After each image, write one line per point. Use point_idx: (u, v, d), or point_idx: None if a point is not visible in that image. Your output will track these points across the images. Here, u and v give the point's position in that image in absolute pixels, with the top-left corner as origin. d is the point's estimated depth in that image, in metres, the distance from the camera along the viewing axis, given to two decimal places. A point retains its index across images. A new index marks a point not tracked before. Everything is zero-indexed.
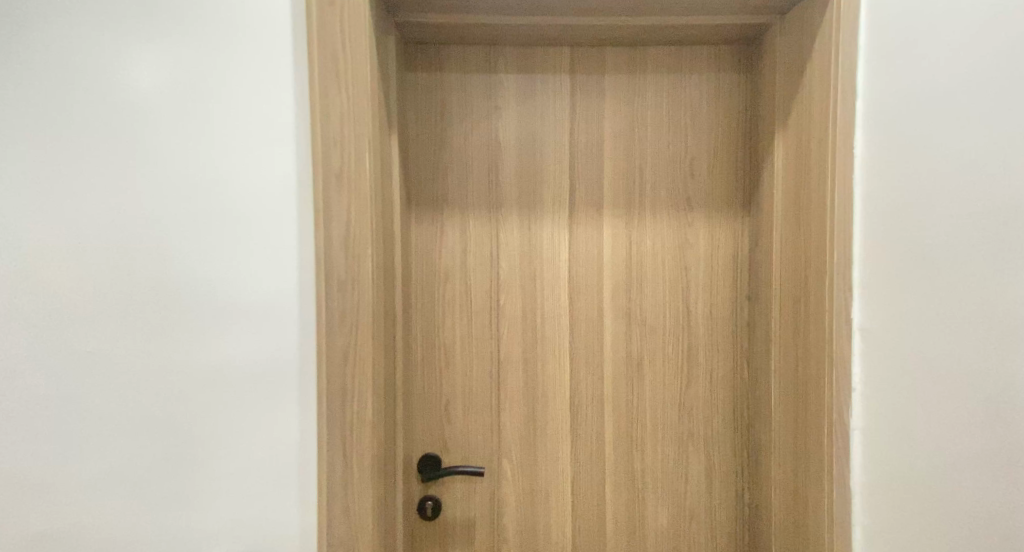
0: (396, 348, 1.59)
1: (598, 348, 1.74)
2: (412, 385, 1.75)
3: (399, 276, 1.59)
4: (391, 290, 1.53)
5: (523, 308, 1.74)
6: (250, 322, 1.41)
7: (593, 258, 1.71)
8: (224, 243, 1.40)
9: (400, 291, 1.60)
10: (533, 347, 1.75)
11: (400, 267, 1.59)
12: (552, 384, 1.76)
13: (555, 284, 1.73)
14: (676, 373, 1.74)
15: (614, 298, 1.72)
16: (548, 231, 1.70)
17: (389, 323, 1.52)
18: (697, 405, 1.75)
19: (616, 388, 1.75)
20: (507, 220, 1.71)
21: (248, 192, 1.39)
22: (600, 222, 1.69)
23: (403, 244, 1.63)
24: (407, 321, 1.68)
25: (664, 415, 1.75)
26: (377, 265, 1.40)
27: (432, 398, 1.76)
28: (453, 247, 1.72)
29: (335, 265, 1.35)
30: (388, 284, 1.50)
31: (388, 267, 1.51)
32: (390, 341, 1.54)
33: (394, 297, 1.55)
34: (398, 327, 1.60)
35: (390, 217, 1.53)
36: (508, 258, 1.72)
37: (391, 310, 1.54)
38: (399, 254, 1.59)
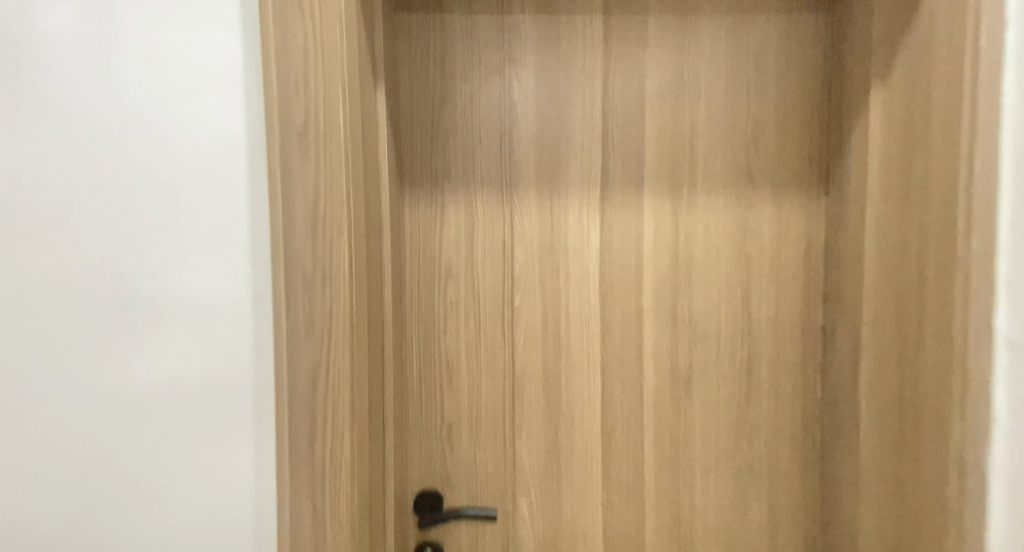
0: (383, 361, 1.26)
1: (636, 359, 1.42)
2: (407, 406, 1.43)
3: (388, 269, 1.26)
4: (376, 288, 1.21)
5: (544, 311, 1.41)
6: (193, 326, 1.11)
7: (630, 248, 1.38)
8: (165, 229, 1.09)
9: (388, 289, 1.27)
10: (556, 358, 1.42)
11: (388, 259, 1.26)
12: (579, 404, 1.43)
13: (582, 280, 1.40)
14: (732, 390, 1.41)
15: (656, 297, 1.39)
16: (575, 216, 1.38)
17: (374, 330, 1.19)
18: (759, 430, 1.42)
19: (659, 409, 1.43)
20: (523, 202, 1.38)
21: (191, 163, 1.08)
22: (638, 203, 1.36)
23: (393, 231, 1.30)
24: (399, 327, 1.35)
25: (717, 442, 1.43)
26: (358, 254, 1.07)
27: (432, 421, 1.44)
28: (458, 235, 1.39)
29: (300, 254, 1.02)
30: (371, 279, 1.17)
31: (373, 258, 1.18)
32: (376, 352, 1.21)
33: (379, 297, 1.22)
34: (384, 334, 1.27)
35: (377, 195, 1.20)
36: (525, 250, 1.39)
37: (377, 312, 1.21)
38: (388, 242, 1.26)
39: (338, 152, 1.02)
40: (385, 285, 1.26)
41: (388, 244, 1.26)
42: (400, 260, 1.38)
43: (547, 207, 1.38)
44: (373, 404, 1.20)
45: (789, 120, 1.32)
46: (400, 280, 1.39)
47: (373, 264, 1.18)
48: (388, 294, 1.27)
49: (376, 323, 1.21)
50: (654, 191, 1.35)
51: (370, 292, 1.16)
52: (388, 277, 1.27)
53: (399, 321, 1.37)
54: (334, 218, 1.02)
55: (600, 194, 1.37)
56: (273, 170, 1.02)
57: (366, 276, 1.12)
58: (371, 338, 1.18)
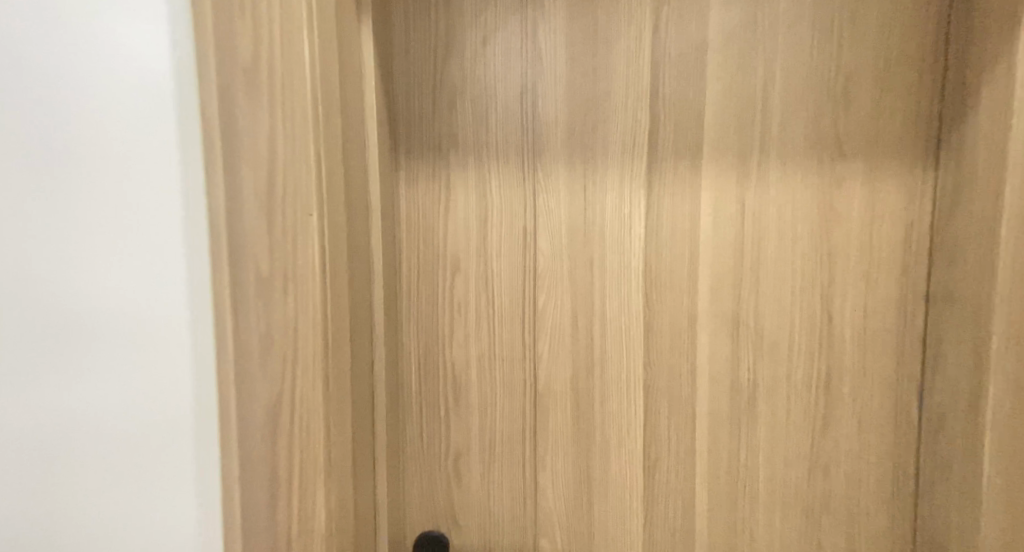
0: (372, 380, 0.99)
1: (687, 373, 1.15)
2: (404, 425, 1.20)
3: (379, 263, 0.99)
4: (362, 288, 0.93)
5: (574, 313, 1.15)
6: (121, 311, 0.91)
7: (682, 236, 1.10)
8: (82, 196, 0.90)
9: (377, 289, 0.99)
10: (587, 371, 1.17)
11: (378, 251, 0.99)
12: (614, 427, 1.18)
13: (622, 278, 1.13)
14: (804, 413, 1.14)
15: (714, 296, 1.12)
16: (613, 195, 1.10)
17: (358, 342, 0.91)
18: (839, 462, 1.15)
19: (713, 434, 1.16)
20: (548, 178, 1.11)
21: (112, 120, 0.87)
22: (693, 179, 1.08)
23: (386, 215, 1.05)
24: (391, 335, 1.08)
25: (784, 476, 1.16)
26: (336, 245, 0.79)
27: (436, 445, 1.20)
28: (467, 220, 1.13)
29: (253, 245, 0.75)
30: (354, 276, 0.89)
31: (357, 249, 0.90)
32: (361, 370, 0.93)
33: (365, 299, 0.95)
34: (373, 346, 0.99)
35: (362, 168, 0.92)
36: (551, 236, 1.13)
37: (362, 319, 0.93)
38: (376, 229, 0.98)
39: (302, 103, 0.74)
40: (375, 284, 0.99)
41: (378, 232, 0.98)
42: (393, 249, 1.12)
43: (577, 184, 1.11)
44: (361, 435, 0.94)
45: (890, 73, 1.03)
46: (395, 276, 1.14)
47: (356, 257, 0.90)
48: (379, 296, 1.00)
49: (362, 333, 0.93)
50: (714, 165, 1.07)
51: (353, 294, 0.88)
52: (378, 273, 0.99)
53: (392, 327, 1.11)
54: (299, 195, 0.75)
55: (647, 169, 1.09)
56: (211, 129, 0.75)
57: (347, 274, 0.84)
58: (355, 353, 0.90)
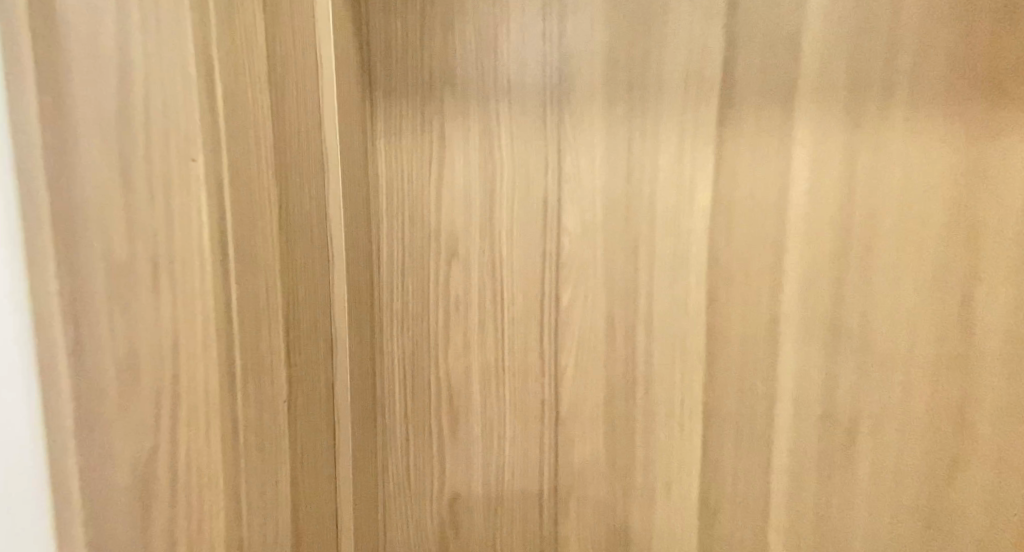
0: (330, 404, 0.71)
1: (756, 385, 0.89)
2: (383, 462, 0.91)
3: (338, 241, 0.71)
4: (308, 274, 0.65)
5: (610, 312, 0.88)
6: None
7: (758, 205, 0.85)
8: None
9: (339, 277, 0.72)
10: (626, 386, 0.89)
11: (337, 225, 0.71)
12: (661, 460, 0.90)
13: (677, 260, 0.86)
14: (901, 435, 0.90)
15: (796, 284, 0.87)
16: (670, 155, 0.84)
17: (303, 353, 0.63)
18: (958, 496, 0.90)
19: (796, 464, 0.91)
20: (579, 128, 0.84)
21: None
22: (778, 129, 0.83)
23: (350, 176, 0.75)
24: (362, 340, 0.80)
25: (887, 514, 0.92)
26: (246, 213, 0.51)
27: (424, 485, 0.92)
28: (468, 187, 0.85)
29: (80, 217, 0.39)
30: (291, 258, 0.61)
31: (297, 218, 0.62)
32: (310, 391, 0.65)
33: (323, 287, 0.69)
34: (331, 358, 0.71)
35: (311, 104, 0.65)
36: (583, 209, 0.86)
37: (310, 320, 0.65)
38: (333, 193, 0.70)
39: None
40: (332, 271, 0.71)
41: (337, 197, 0.71)
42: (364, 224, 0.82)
43: (621, 135, 0.84)
44: (314, 486, 0.66)
45: None
46: (370, 260, 0.85)
47: (295, 228, 0.61)
48: (342, 286, 0.72)
49: (308, 340, 0.65)
50: (810, 109, 0.82)
51: (291, 283, 0.61)
52: (337, 255, 0.71)
53: (365, 329, 0.82)
54: (172, 121, 0.43)
55: (718, 114, 0.83)
56: None
57: (270, 256, 0.56)
58: (296, 370, 0.62)
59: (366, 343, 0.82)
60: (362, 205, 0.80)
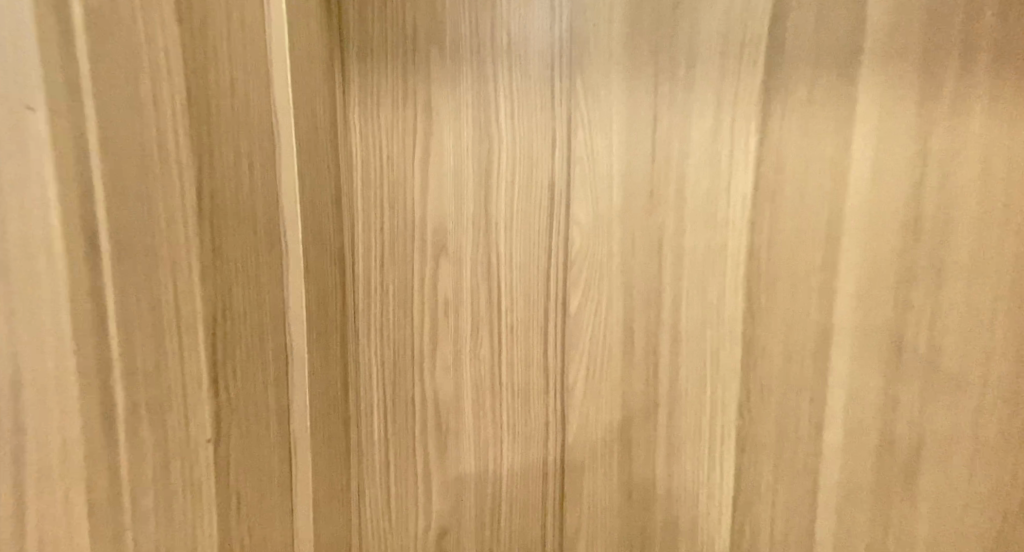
0: (280, 438, 0.57)
1: (797, 406, 0.75)
2: (361, 508, 0.73)
3: (296, 233, 0.58)
4: (246, 275, 0.50)
5: (629, 318, 0.74)
6: None
7: (806, 191, 0.73)
8: None
9: (297, 277, 0.58)
10: (645, 407, 0.75)
11: (291, 213, 0.57)
12: (686, 495, 0.76)
13: (710, 256, 0.74)
14: (967, 468, 0.76)
15: (850, 285, 0.74)
16: (700, 132, 0.73)
17: (239, 375, 0.49)
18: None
19: (848, 501, 0.77)
20: (592, 99, 0.72)
21: None
22: (835, 100, 0.71)
23: (309, 153, 0.60)
24: (329, 354, 0.66)
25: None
26: (132, 192, 0.36)
27: (410, 532, 0.75)
28: (459, 169, 0.71)
29: None
30: (217, 255, 0.46)
31: (232, 202, 0.48)
32: (251, 423, 0.51)
33: (280, 289, 0.56)
34: (279, 381, 0.56)
35: (263, 61, 0.52)
36: (598, 195, 0.73)
37: (249, 334, 0.51)
38: (285, 173, 0.56)
39: None
40: (285, 272, 0.57)
41: (292, 178, 0.57)
42: (332, 214, 0.67)
43: (643, 107, 0.72)
44: (264, 530, 0.54)
45: None
46: (342, 257, 0.70)
47: (224, 216, 0.47)
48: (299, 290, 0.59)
49: (245, 360, 0.50)
50: (875, 78, 0.71)
51: (221, 286, 0.46)
52: (292, 250, 0.57)
53: (336, 340, 0.68)
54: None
55: (762, 80, 0.71)
56: None
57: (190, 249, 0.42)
58: (223, 402, 0.47)
59: (336, 357, 0.68)
60: (330, 189, 0.66)
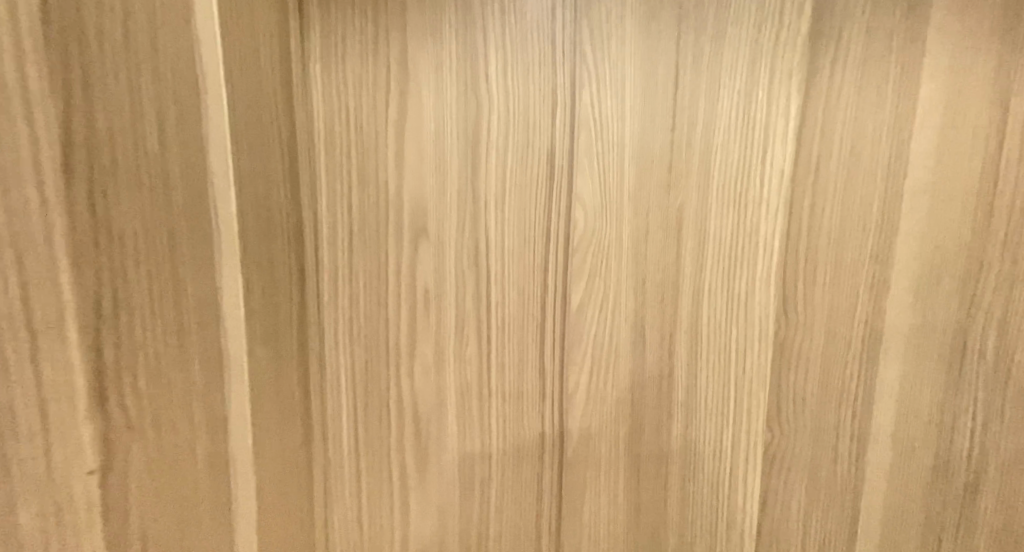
0: (208, 463, 0.46)
1: (837, 420, 0.64)
2: (328, 537, 0.62)
3: (230, 208, 0.47)
4: (153, 264, 0.40)
5: (643, 313, 0.63)
6: None
7: (855, 168, 0.62)
8: None
9: (230, 264, 0.47)
10: (658, 418, 0.64)
11: (220, 184, 0.46)
12: (703, 522, 0.65)
13: (738, 243, 0.62)
14: None
15: (907, 277, 0.63)
16: (731, 94, 0.61)
17: (142, 389, 0.39)
18: None
19: (894, 526, 0.66)
20: (602, 52, 0.60)
21: None
22: (897, 55, 0.60)
23: (247, 111, 0.50)
24: (280, 355, 0.55)
25: None
26: None
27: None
28: (442, 134, 0.60)
29: None
30: (104, 238, 0.36)
31: (129, 171, 0.38)
32: (162, 448, 0.41)
33: (207, 279, 0.45)
34: (207, 394, 0.45)
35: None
36: (607, 168, 0.61)
37: (158, 338, 0.40)
38: (213, 132, 0.45)
39: None
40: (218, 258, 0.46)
41: (222, 139, 0.46)
42: (283, 188, 0.56)
43: (663, 64, 0.60)
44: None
45: None
46: (299, 241, 0.58)
47: (113, 186, 0.37)
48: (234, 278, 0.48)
49: (149, 371, 0.40)
50: (950, 31, 0.59)
51: (107, 278, 0.36)
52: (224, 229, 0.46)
53: (291, 339, 0.57)
54: None
55: (809, 29, 0.59)
56: None
57: (53, 234, 0.33)
58: (114, 421, 0.38)
59: (291, 359, 0.57)
60: (280, 159, 0.55)
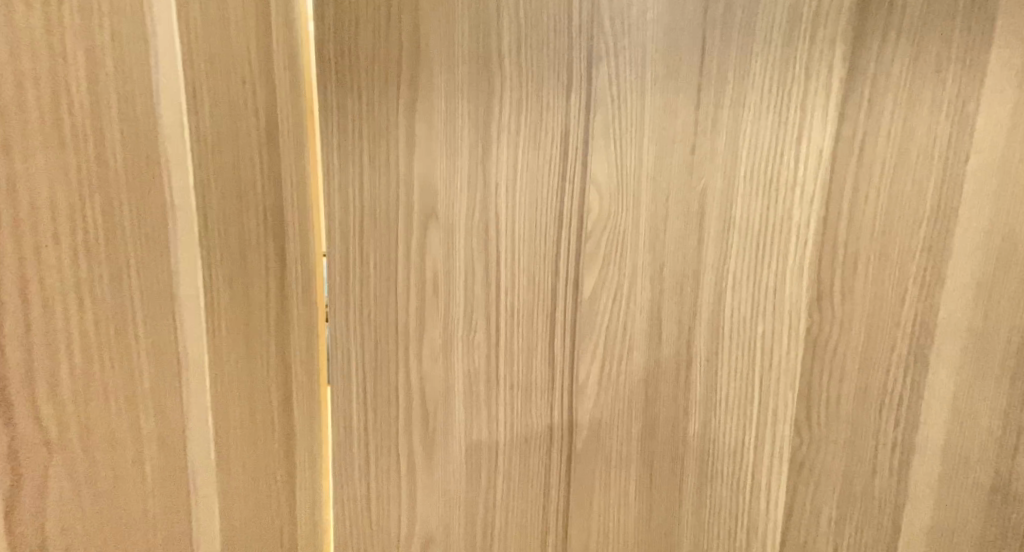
0: (161, 460, 0.39)
1: (876, 428, 0.58)
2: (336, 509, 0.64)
3: (190, 183, 0.40)
4: (84, 212, 0.32)
5: (660, 303, 0.59)
6: None
7: (909, 148, 0.55)
8: None
9: (189, 246, 0.41)
10: (672, 415, 0.60)
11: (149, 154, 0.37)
12: (719, 526, 0.61)
13: (767, 230, 0.57)
14: None
15: (964, 268, 0.55)
16: (764, 69, 0.56)
17: (83, 368, 0.33)
18: None
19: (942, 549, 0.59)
20: (622, 27, 0.56)
21: None
22: (963, 22, 0.52)
23: (210, 84, 0.43)
24: (251, 345, 0.50)
25: None
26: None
27: (389, 542, 0.64)
28: (452, 115, 0.58)
29: None
30: (19, 168, 0.29)
31: (10, 82, 0.28)
32: (117, 447, 0.35)
33: (154, 262, 0.38)
34: (161, 387, 0.39)
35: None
36: (625, 149, 0.58)
37: (87, 304, 0.33)
38: (165, 107, 0.38)
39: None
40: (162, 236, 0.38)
41: (179, 112, 0.39)
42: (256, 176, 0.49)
43: (688, 36, 0.56)
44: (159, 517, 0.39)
45: None
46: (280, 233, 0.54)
47: (25, 92, 0.29)
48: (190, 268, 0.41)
49: (91, 337, 0.34)
50: None
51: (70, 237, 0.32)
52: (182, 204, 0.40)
53: (267, 329, 0.52)
54: None
55: None
56: None
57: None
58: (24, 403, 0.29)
59: (269, 354, 0.53)
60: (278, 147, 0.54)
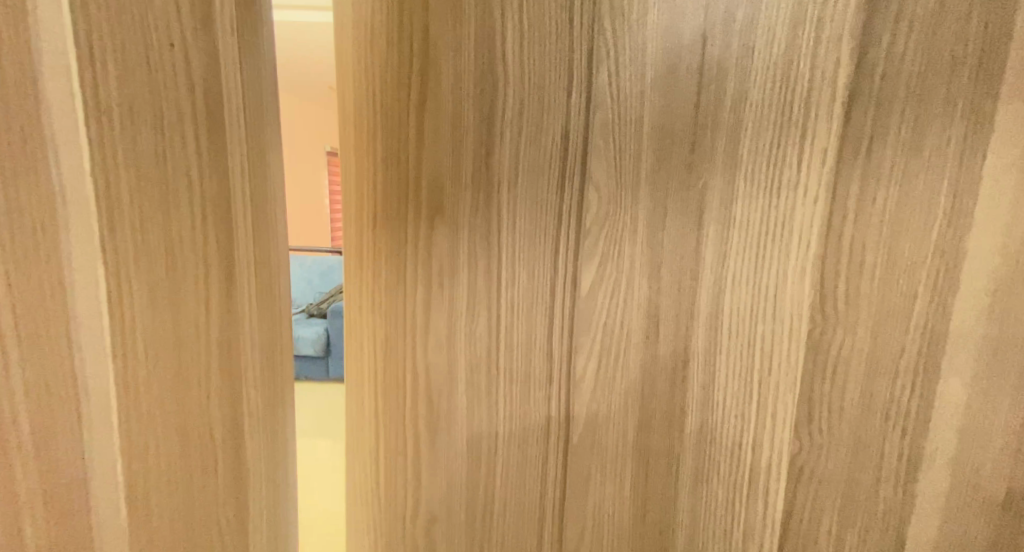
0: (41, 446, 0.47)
1: (882, 434, 0.57)
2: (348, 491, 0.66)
3: (91, 201, 0.47)
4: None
5: (658, 301, 0.60)
6: None
7: (920, 148, 0.53)
8: None
9: (88, 261, 0.48)
10: (668, 412, 0.61)
11: (31, 188, 0.45)
12: (715, 526, 0.61)
13: (768, 229, 0.57)
14: None
15: (978, 276, 0.54)
16: (768, 65, 0.55)
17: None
18: None
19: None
20: (625, 26, 0.57)
21: None
22: (974, 21, 0.51)
23: (124, 120, 0.48)
24: (184, 373, 0.52)
25: None
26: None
27: (396, 526, 0.66)
28: (460, 113, 0.59)
29: None
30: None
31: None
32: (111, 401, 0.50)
33: (40, 290, 0.46)
34: (42, 384, 0.47)
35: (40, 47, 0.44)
36: (626, 147, 0.58)
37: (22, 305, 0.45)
38: (57, 136, 0.45)
39: None
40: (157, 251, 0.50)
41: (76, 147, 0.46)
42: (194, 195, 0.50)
43: (689, 35, 0.56)
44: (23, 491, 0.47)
45: None
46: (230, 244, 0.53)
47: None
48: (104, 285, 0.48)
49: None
50: None
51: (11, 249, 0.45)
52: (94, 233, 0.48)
53: (206, 342, 0.52)
54: None
55: None
56: None
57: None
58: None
59: (207, 376, 0.53)
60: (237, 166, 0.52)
